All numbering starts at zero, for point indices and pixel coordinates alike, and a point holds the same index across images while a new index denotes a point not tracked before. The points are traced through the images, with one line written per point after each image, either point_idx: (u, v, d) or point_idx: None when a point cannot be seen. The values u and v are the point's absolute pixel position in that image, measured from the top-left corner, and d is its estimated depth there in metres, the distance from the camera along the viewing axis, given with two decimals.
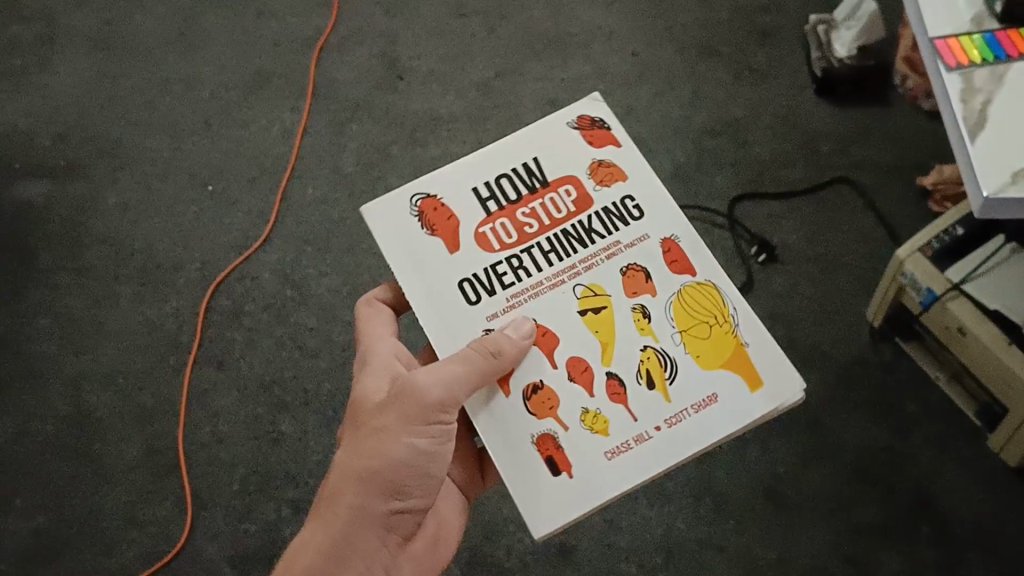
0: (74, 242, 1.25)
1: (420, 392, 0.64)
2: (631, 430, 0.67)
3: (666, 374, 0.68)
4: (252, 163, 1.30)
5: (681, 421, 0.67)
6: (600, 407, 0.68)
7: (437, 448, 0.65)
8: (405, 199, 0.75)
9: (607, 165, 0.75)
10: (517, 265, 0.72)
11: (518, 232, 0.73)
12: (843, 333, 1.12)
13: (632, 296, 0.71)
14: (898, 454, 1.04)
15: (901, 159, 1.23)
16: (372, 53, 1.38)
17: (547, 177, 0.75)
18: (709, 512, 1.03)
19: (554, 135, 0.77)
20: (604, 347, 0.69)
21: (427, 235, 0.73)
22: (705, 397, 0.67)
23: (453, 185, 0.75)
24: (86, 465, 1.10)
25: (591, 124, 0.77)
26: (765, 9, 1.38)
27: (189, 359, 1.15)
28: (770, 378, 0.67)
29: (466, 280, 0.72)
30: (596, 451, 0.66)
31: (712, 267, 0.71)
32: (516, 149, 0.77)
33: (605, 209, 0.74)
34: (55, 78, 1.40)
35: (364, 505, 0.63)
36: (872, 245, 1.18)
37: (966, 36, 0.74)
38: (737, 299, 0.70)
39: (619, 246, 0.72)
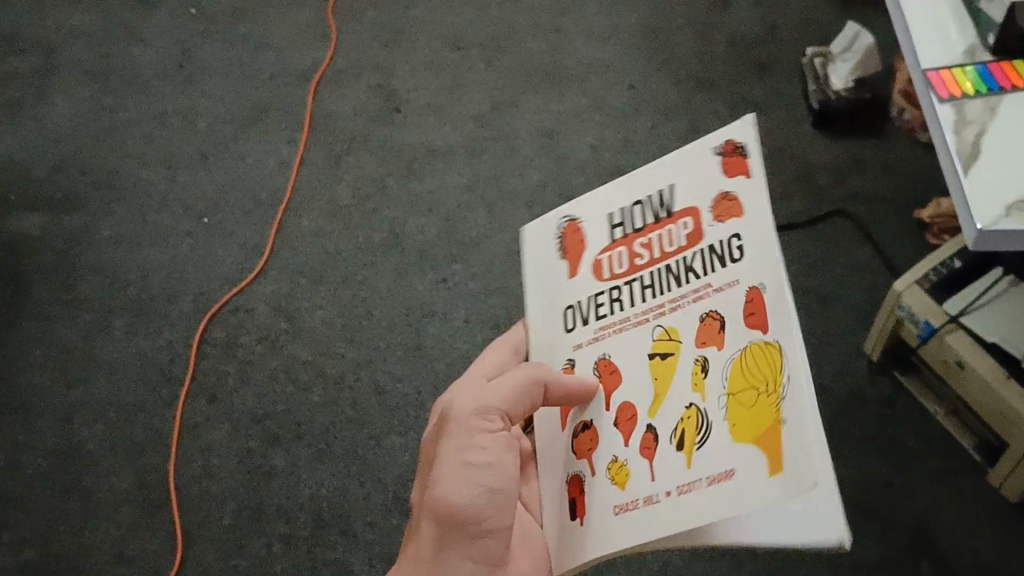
0: (67, 274, 1.24)
1: (455, 411, 0.62)
2: (645, 490, 0.55)
3: (698, 437, 0.54)
4: (249, 196, 1.29)
5: (691, 490, 0.52)
6: (628, 459, 0.58)
7: (496, 459, 0.60)
8: (558, 216, 0.70)
9: (732, 199, 0.58)
10: (615, 297, 0.63)
11: (629, 264, 0.64)
12: (842, 367, 1.12)
13: (700, 345, 0.57)
14: (897, 489, 1.03)
15: (898, 192, 1.24)
16: (369, 86, 1.39)
17: (675, 207, 0.62)
18: (706, 548, 1.01)
19: (699, 165, 0.61)
20: (654, 399, 0.59)
21: (559, 257, 0.69)
22: (722, 472, 0.51)
23: (593, 205, 0.68)
24: (75, 499, 1.07)
25: (736, 151, 0.59)
26: (762, 42, 1.40)
27: (181, 393, 1.14)
28: (794, 466, 0.47)
29: (572, 306, 0.66)
30: (609, 505, 0.57)
31: (788, 325, 0.52)
32: (656, 176, 0.64)
33: (711, 247, 0.58)
34: (53, 110, 1.39)
35: (438, 534, 0.59)
36: (870, 278, 1.18)
37: (958, 68, 0.74)
38: (799, 363, 0.50)
39: (708, 289, 0.58)
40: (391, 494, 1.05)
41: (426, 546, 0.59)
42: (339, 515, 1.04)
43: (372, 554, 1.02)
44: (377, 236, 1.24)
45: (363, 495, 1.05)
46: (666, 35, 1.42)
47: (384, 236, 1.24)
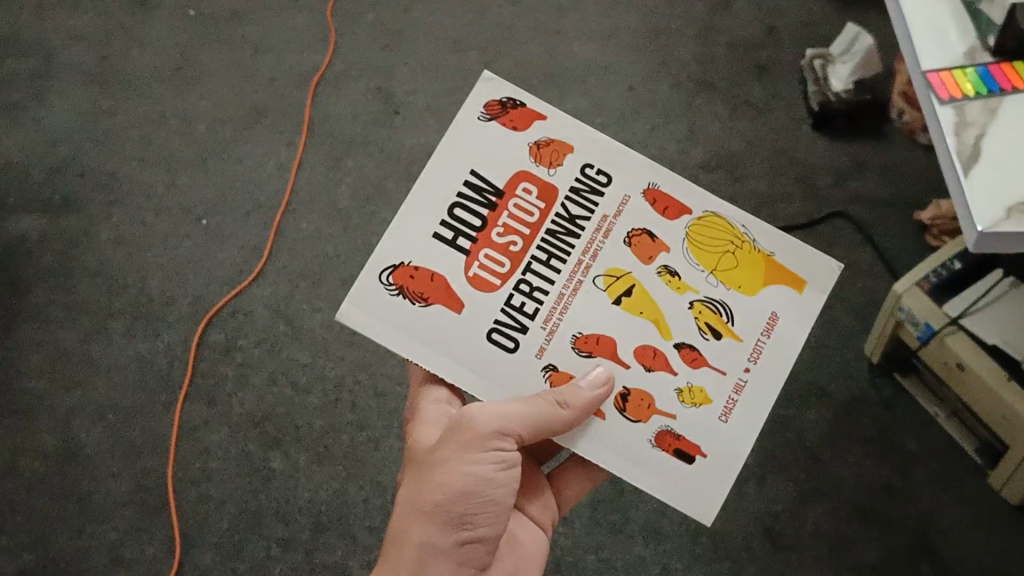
0: (65, 276, 1.24)
1: (473, 424, 0.64)
2: (727, 385, 0.71)
3: (723, 316, 0.71)
4: (247, 198, 1.29)
5: (761, 355, 0.71)
6: (691, 379, 0.70)
7: (500, 475, 0.65)
8: (374, 281, 0.69)
9: (548, 143, 0.74)
10: (529, 288, 0.70)
11: (507, 254, 0.71)
12: (844, 367, 1.11)
13: (648, 262, 0.72)
14: (897, 492, 1.03)
15: (897, 196, 1.24)
16: (368, 88, 1.38)
17: (497, 185, 0.72)
18: (705, 552, 1.02)
19: (487, 137, 0.73)
20: (657, 325, 0.71)
21: (421, 306, 0.69)
22: (768, 321, 0.72)
23: (410, 241, 0.70)
24: (75, 503, 1.07)
25: (506, 108, 0.74)
26: (763, 43, 1.40)
27: (180, 395, 1.13)
28: (809, 271, 0.73)
29: (494, 329, 0.69)
30: (710, 420, 0.70)
31: (696, 201, 0.74)
32: (449, 176, 0.71)
33: (573, 191, 0.73)
34: (51, 113, 1.39)
35: (432, 540, 0.63)
36: (869, 281, 1.18)
37: (959, 69, 0.73)
38: (740, 217, 0.74)
39: (608, 220, 0.72)
40: (390, 498, 1.05)
41: (413, 552, 0.63)
42: (339, 519, 1.05)
43: (372, 559, 1.02)
44: (377, 238, 1.24)
45: (362, 498, 1.05)
46: (666, 36, 1.42)
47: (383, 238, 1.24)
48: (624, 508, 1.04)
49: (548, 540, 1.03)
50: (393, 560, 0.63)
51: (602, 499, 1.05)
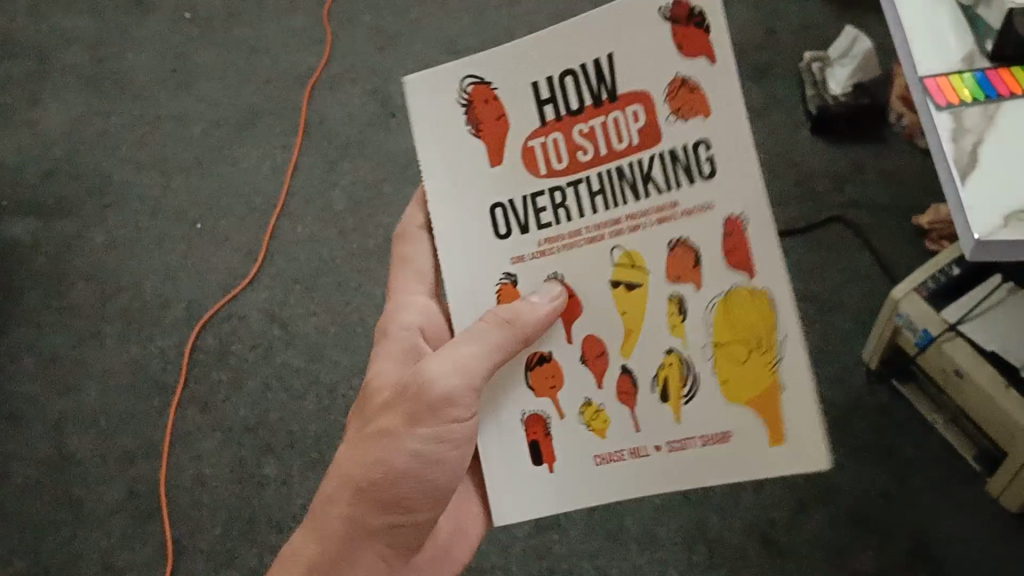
0: (59, 281, 1.23)
1: (428, 390, 0.58)
2: (629, 440, 0.59)
3: (685, 390, 0.57)
4: (243, 201, 1.28)
5: (681, 449, 0.57)
6: (604, 404, 0.60)
7: (443, 455, 0.59)
8: (454, 76, 0.59)
9: (691, 88, 0.52)
10: (559, 203, 0.58)
11: (569, 158, 0.58)
12: (840, 375, 1.11)
13: (672, 281, 0.56)
14: (894, 499, 1.03)
15: (896, 200, 1.24)
16: (365, 90, 1.37)
17: (617, 88, 0.55)
18: (701, 560, 1.01)
19: (642, 32, 0.53)
20: (626, 335, 0.58)
21: (470, 131, 0.60)
22: (716, 434, 0.56)
23: (509, 69, 0.58)
24: (67, 509, 1.07)
25: (685, 12, 0.51)
26: (762, 46, 1.39)
27: (174, 401, 1.13)
28: (797, 445, 0.53)
29: (500, 206, 0.60)
30: (586, 453, 0.60)
31: (778, 274, 0.52)
32: (582, 37, 0.55)
33: (672, 154, 0.53)
34: (47, 116, 1.38)
35: (357, 516, 0.58)
36: (868, 286, 1.18)
37: (956, 75, 0.73)
38: (791, 326, 0.52)
39: (674, 208, 0.54)
40: None
41: (341, 526, 0.58)
42: None
43: None
44: (372, 240, 1.22)
45: None
46: None
47: (379, 241, 1.22)
48: (619, 515, 1.04)
49: (543, 547, 1.03)
50: (318, 535, 0.58)
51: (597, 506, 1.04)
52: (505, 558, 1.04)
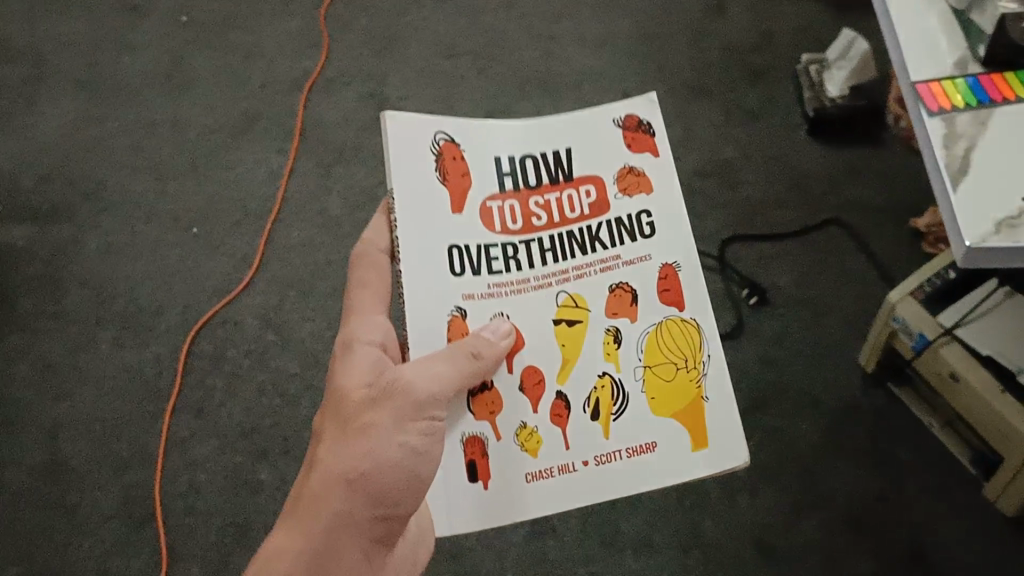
0: (54, 287, 1.23)
1: (412, 390, 0.60)
2: (559, 458, 0.65)
3: (614, 408, 0.65)
4: (238, 206, 1.28)
5: (610, 461, 0.64)
6: (539, 427, 0.65)
7: (429, 449, 0.59)
8: (429, 132, 0.70)
9: (638, 174, 0.69)
10: (511, 256, 0.68)
11: (524, 221, 0.69)
12: (836, 379, 1.11)
13: (610, 316, 0.67)
14: (890, 504, 1.02)
15: (892, 202, 1.24)
16: (360, 94, 1.37)
17: (573, 172, 0.70)
18: (697, 565, 1.00)
19: (596, 132, 0.71)
20: (563, 364, 0.66)
21: (438, 179, 0.69)
22: (643, 443, 0.64)
23: (479, 142, 0.70)
24: (61, 515, 1.06)
25: (639, 127, 0.70)
26: (757, 48, 1.39)
27: (168, 406, 1.12)
28: (718, 443, 0.63)
29: (455, 247, 0.68)
30: (517, 471, 0.64)
31: (702, 308, 0.66)
32: (556, 131, 0.71)
33: (619, 220, 0.69)
34: (41, 120, 1.38)
35: (348, 509, 0.56)
36: (864, 289, 1.17)
37: (949, 80, 0.72)
38: (715, 347, 0.66)
39: (617, 261, 0.68)
40: None
41: (327, 521, 0.55)
42: None
43: None
44: None
45: None
46: (660, 41, 1.41)
47: None
48: (615, 520, 1.03)
49: (539, 552, 1.02)
50: (306, 528, 0.55)
51: (592, 511, 1.04)
52: (499, 562, 1.02)
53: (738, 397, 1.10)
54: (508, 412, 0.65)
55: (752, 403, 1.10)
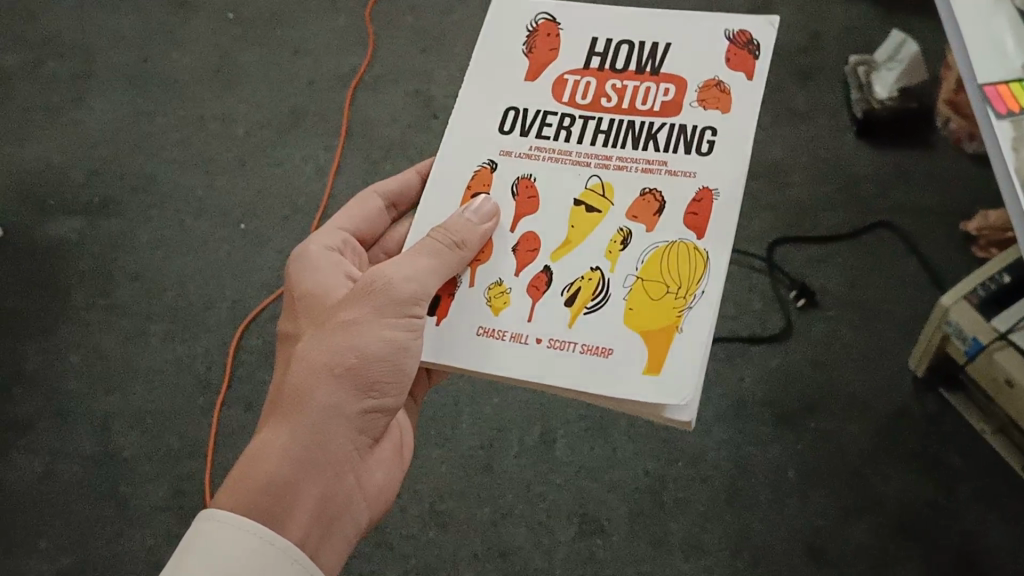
0: (104, 280, 1.24)
1: (393, 285, 0.61)
2: (517, 325, 0.63)
3: (592, 302, 0.63)
4: (286, 202, 1.29)
5: (562, 348, 0.62)
6: (513, 288, 0.64)
7: (411, 344, 0.61)
8: (535, 12, 0.73)
9: (722, 89, 0.67)
10: (564, 126, 0.69)
11: (592, 98, 0.69)
12: (887, 381, 1.10)
13: (629, 217, 0.65)
14: (942, 509, 1.02)
15: (944, 206, 1.23)
16: (407, 91, 1.37)
17: (661, 67, 0.69)
18: (746, 566, 1.00)
19: (704, 36, 0.69)
20: (563, 244, 0.65)
21: (523, 52, 0.72)
22: (600, 346, 0.61)
23: (582, 22, 0.72)
24: (112, 507, 1.07)
25: (744, 47, 0.68)
26: (805, 49, 1.38)
27: (218, 400, 1.13)
28: (669, 375, 0.59)
29: (512, 109, 0.70)
30: (472, 322, 0.64)
31: (722, 245, 0.62)
32: (664, 28, 0.71)
33: (682, 126, 0.66)
34: (91, 115, 1.39)
35: (333, 403, 0.58)
36: (914, 291, 1.17)
37: (1017, 82, 0.72)
38: (714, 285, 0.61)
39: (662, 166, 0.66)
40: (428, 506, 1.07)
41: (312, 418, 0.58)
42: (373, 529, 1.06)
43: (410, 566, 1.04)
44: None
45: (399, 507, 1.07)
46: None
47: None
48: (663, 521, 1.03)
49: (587, 552, 1.02)
50: (290, 426, 0.58)
51: (640, 512, 1.04)
52: (548, 561, 1.02)
53: (787, 401, 1.10)
54: (491, 265, 0.65)
55: (801, 405, 1.10)
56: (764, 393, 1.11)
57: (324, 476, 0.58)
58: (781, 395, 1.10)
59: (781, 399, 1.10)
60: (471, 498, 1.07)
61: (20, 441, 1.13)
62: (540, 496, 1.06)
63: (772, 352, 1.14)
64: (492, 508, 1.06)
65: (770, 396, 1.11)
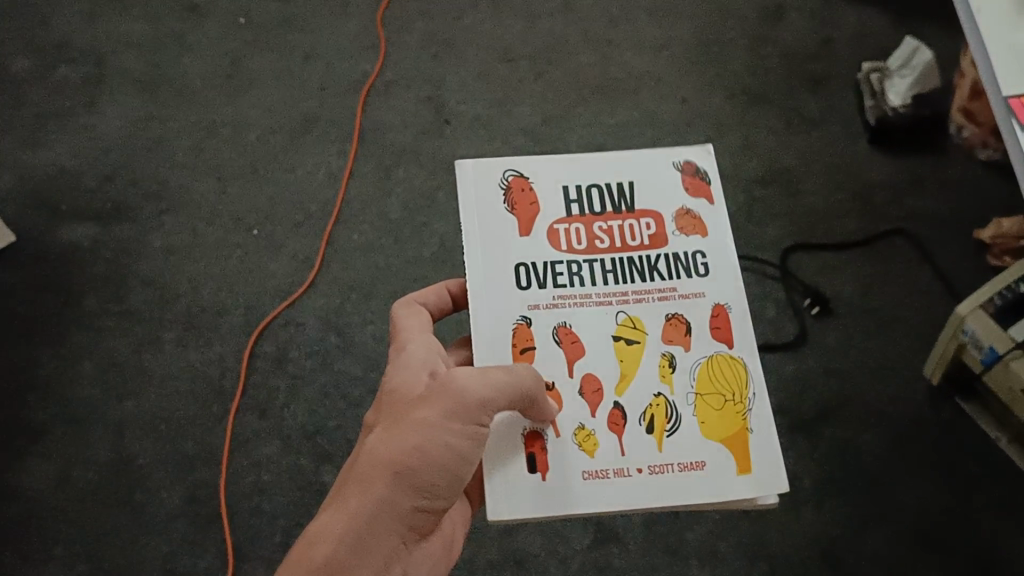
0: (117, 286, 1.23)
1: (464, 394, 0.60)
2: (615, 462, 0.67)
3: (668, 426, 0.68)
4: (298, 207, 1.29)
5: (663, 472, 0.66)
6: (596, 429, 0.67)
7: (472, 453, 0.60)
8: (499, 169, 0.75)
9: (694, 216, 0.74)
10: (575, 271, 0.72)
11: (588, 242, 0.73)
12: (902, 390, 1.10)
13: (666, 342, 0.70)
14: (957, 519, 1.02)
15: (958, 213, 1.23)
16: (418, 97, 1.38)
17: (635, 205, 0.75)
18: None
19: (656, 170, 0.76)
20: (621, 378, 0.69)
21: (506, 209, 0.74)
22: (693, 461, 0.66)
23: (546, 174, 0.75)
24: (128, 514, 1.08)
25: (694, 174, 0.76)
26: (816, 56, 1.38)
27: (232, 407, 1.14)
28: (760, 470, 0.66)
29: (522, 263, 0.72)
30: (575, 469, 0.66)
31: (750, 347, 0.71)
32: (615, 165, 0.76)
33: (676, 255, 0.73)
34: (104, 120, 1.38)
35: (391, 498, 0.57)
36: (928, 300, 1.17)
37: None
38: (759, 385, 0.69)
39: (674, 293, 0.72)
40: None
41: (369, 508, 0.57)
42: None
43: None
44: (427, 250, 1.25)
45: None
46: (718, 48, 1.40)
47: (434, 250, 1.25)
48: (679, 530, 1.03)
49: (603, 561, 1.02)
50: (348, 512, 0.57)
51: (657, 520, 1.04)
52: (564, 569, 1.02)
53: (802, 408, 1.10)
54: (565, 412, 0.68)
55: (817, 413, 1.09)
56: (779, 400, 1.10)
57: (375, 567, 0.57)
58: (797, 403, 1.10)
59: (796, 407, 1.10)
60: (485, 507, 1.05)
61: (33, 449, 1.12)
62: None
63: (786, 359, 1.13)
64: None
65: (786, 404, 1.10)
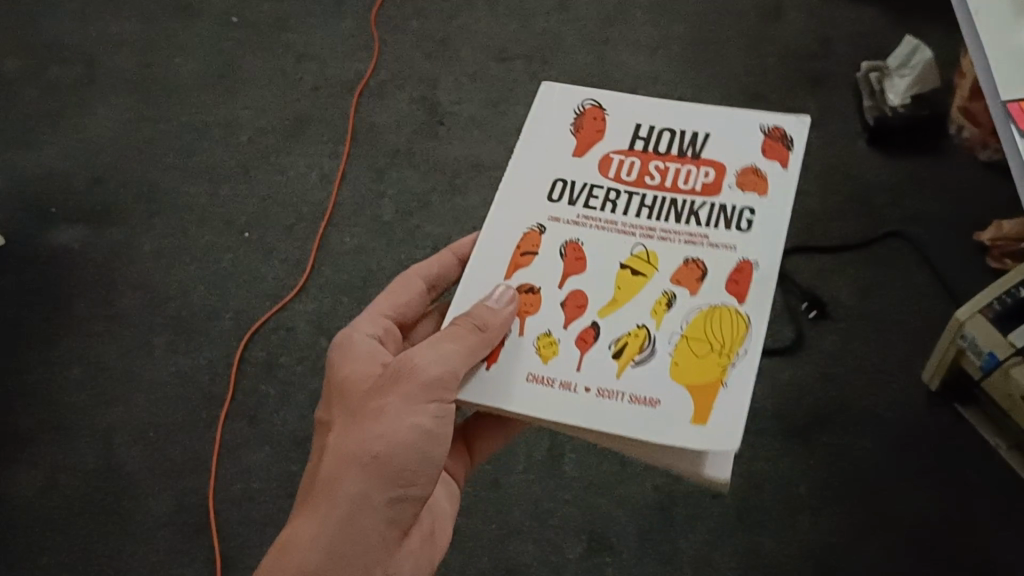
0: (107, 290, 1.22)
1: (420, 370, 0.58)
2: (566, 373, 0.60)
3: (639, 356, 0.60)
4: (290, 210, 1.27)
5: (609, 398, 0.58)
6: (560, 340, 0.61)
7: (442, 432, 0.58)
8: (582, 97, 0.72)
9: (759, 175, 0.66)
10: (610, 200, 0.67)
11: (636, 176, 0.68)
12: (900, 396, 1.09)
13: (673, 282, 0.63)
14: (957, 527, 1.00)
15: (957, 215, 1.21)
16: (411, 98, 1.36)
17: (702, 153, 0.68)
18: None
19: (740, 128, 0.69)
20: (610, 302, 0.63)
21: (569, 130, 0.71)
22: (647, 395, 0.58)
23: (625, 107, 0.71)
24: (116, 522, 1.06)
25: (779, 136, 0.68)
26: (815, 55, 1.36)
27: (222, 413, 1.12)
28: (716, 423, 0.56)
29: (563, 180, 0.69)
30: (523, 368, 0.60)
31: (763, 309, 0.61)
32: (701, 118, 0.70)
33: (723, 206, 0.65)
34: (95, 121, 1.37)
35: (363, 493, 0.56)
36: (927, 302, 1.15)
37: None
38: (757, 344, 0.59)
39: (705, 240, 0.64)
40: None
41: (341, 507, 0.56)
42: None
43: None
44: (422, 251, 1.22)
45: None
46: (715, 47, 1.39)
47: (428, 251, 1.22)
48: (673, 537, 1.02)
49: (596, 569, 1.01)
50: (320, 517, 0.56)
51: (651, 529, 1.02)
52: None
53: (799, 415, 1.08)
54: (536, 317, 0.63)
55: (814, 419, 1.08)
56: (774, 406, 1.09)
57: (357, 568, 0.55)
58: (793, 409, 1.09)
59: (792, 414, 1.08)
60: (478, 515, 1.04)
61: (20, 456, 1.11)
62: (548, 512, 1.04)
63: (782, 365, 1.12)
64: (499, 525, 1.04)
65: (781, 411, 1.09)
